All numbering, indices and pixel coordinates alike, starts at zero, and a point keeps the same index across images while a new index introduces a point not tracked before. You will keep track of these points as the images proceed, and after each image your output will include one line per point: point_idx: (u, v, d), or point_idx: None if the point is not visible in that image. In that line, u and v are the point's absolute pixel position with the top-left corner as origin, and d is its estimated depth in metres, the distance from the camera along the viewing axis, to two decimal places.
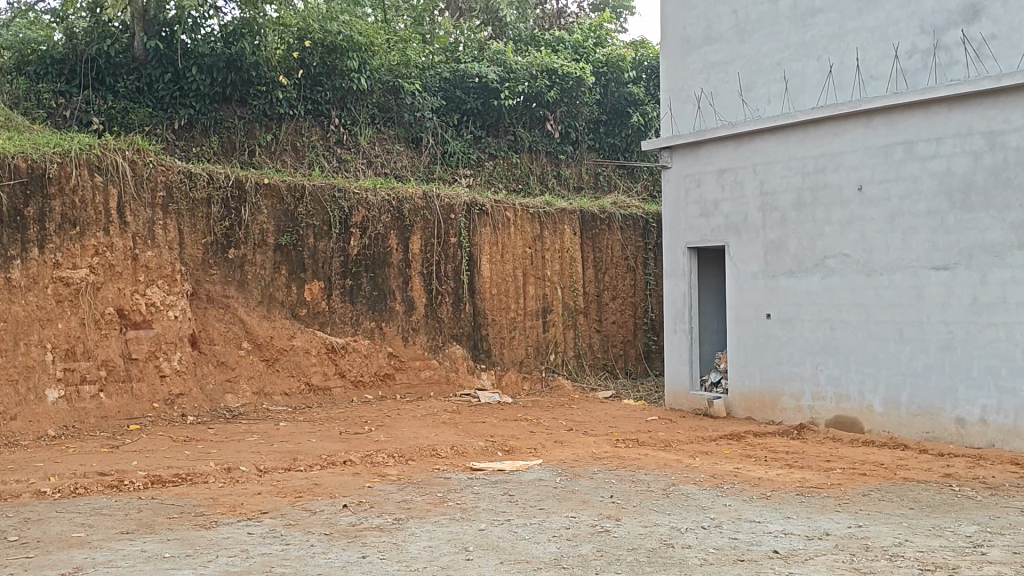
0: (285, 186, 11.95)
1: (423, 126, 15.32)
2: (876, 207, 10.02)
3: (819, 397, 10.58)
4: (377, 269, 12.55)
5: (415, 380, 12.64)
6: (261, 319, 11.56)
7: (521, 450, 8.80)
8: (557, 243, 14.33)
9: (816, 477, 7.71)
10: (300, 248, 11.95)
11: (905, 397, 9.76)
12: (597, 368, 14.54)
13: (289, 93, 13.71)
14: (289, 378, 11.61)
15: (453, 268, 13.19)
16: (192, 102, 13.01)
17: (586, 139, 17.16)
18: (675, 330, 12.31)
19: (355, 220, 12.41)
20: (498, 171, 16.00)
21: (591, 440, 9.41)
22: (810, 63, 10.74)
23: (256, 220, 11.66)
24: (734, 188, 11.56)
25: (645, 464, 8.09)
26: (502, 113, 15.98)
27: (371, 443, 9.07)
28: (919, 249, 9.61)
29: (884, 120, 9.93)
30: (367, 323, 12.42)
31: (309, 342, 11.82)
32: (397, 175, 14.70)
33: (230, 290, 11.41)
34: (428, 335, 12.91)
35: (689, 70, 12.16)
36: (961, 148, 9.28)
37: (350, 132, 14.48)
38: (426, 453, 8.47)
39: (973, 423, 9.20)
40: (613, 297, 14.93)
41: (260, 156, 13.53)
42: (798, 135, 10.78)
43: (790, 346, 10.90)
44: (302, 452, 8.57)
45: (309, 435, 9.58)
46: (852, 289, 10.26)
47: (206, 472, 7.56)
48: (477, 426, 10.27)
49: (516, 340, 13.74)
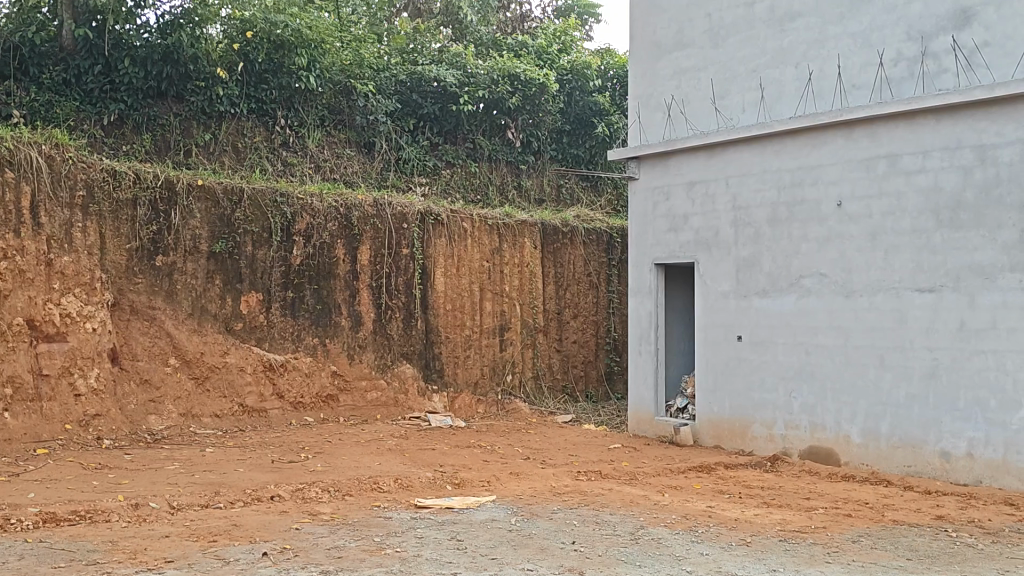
0: (220, 188, 11.02)
1: (376, 130, 14.44)
2: (857, 224, 9.39)
3: (792, 426, 9.89)
4: (322, 282, 11.65)
5: (361, 402, 11.74)
6: (190, 333, 10.62)
7: (473, 483, 7.93)
8: (516, 256, 13.54)
9: (797, 518, 6.93)
10: (237, 256, 11.03)
11: (885, 428, 9.09)
12: (556, 391, 13.75)
13: (231, 90, 12.79)
14: (221, 399, 10.67)
15: (405, 282, 12.32)
16: (124, 97, 12.10)
17: (548, 149, 16.46)
18: (640, 351, 11.58)
19: (298, 228, 11.52)
20: (456, 179, 15.17)
21: (549, 473, 8.57)
22: (788, 70, 10.12)
23: (188, 225, 10.73)
24: (705, 202, 10.88)
25: (608, 502, 7.28)
26: (460, 119, 15.20)
27: (305, 474, 8.15)
28: (902, 270, 8.99)
29: (866, 132, 9.32)
30: (309, 339, 11.51)
31: (243, 359, 10.90)
32: (347, 181, 13.83)
33: (156, 301, 10.46)
34: (376, 353, 12.02)
35: (659, 76, 11.50)
36: (950, 163, 8.67)
37: (297, 134, 13.64)
38: (366, 487, 7.56)
39: (959, 458, 8.53)
40: (575, 315, 14.17)
41: (197, 156, 12.61)
42: (774, 147, 10.13)
43: (762, 370, 10.21)
44: (226, 485, 7.63)
45: (237, 463, 8.64)
46: (829, 311, 9.60)
47: (109, 508, 6.61)
48: (425, 454, 9.40)
49: (470, 360, 12.88)
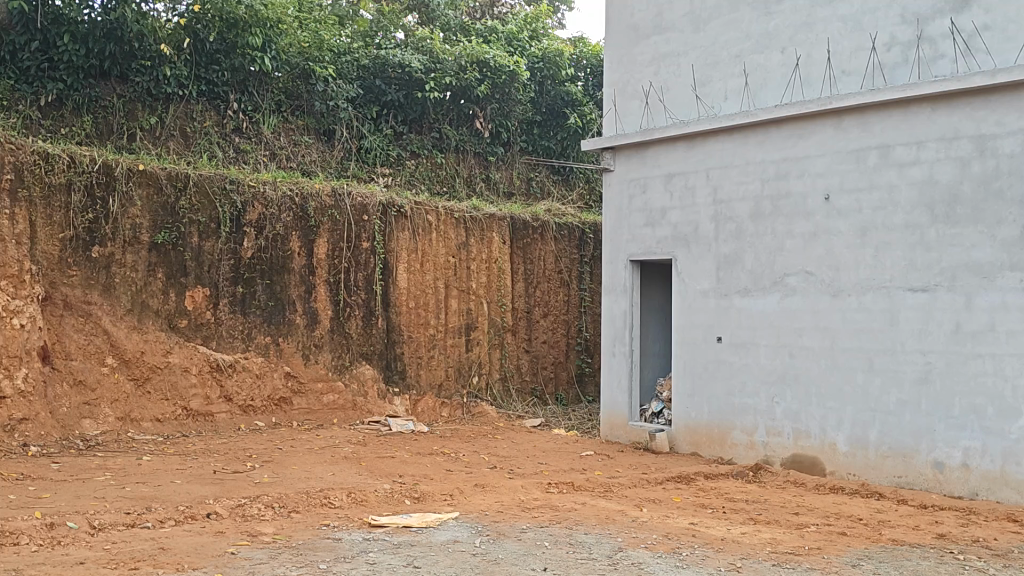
0: (164, 174, 10.23)
1: (337, 116, 13.69)
2: (845, 219, 8.83)
3: (775, 433, 9.31)
4: (275, 276, 10.88)
5: (316, 405, 11.00)
6: (129, 331, 9.84)
7: (434, 497, 7.22)
8: (484, 252, 12.85)
9: (788, 537, 6.32)
10: (182, 248, 10.25)
11: (874, 436, 8.54)
12: (525, 393, 13.10)
13: (179, 70, 11.99)
14: (162, 402, 9.90)
15: (365, 277, 11.58)
16: (63, 76, 11.26)
17: (518, 140, 15.83)
18: (613, 353, 10.96)
19: (249, 218, 10.76)
20: (421, 171, 14.45)
21: (517, 484, 7.89)
22: (774, 55, 9.56)
23: (128, 214, 9.93)
24: (683, 195, 10.28)
25: (582, 518, 6.62)
26: (426, 107, 14.49)
27: (249, 486, 7.42)
28: (894, 268, 8.44)
29: (857, 120, 8.77)
30: (261, 337, 10.75)
31: (187, 359, 10.13)
32: (304, 171, 13.08)
33: (92, 296, 9.67)
34: (334, 353, 11.28)
35: (637, 62, 10.90)
36: (945, 154, 8.14)
37: (250, 119, 12.85)
38: (315, 503, 6.82)
39: (954, 468, 7.98)
40: (545, 314, 13.52)
41: (142, 142, 11.81)
42: (758, 137, 9.56)
43: (742, 374, 9.62)
44: (159, 500, 6.87)
45: (174, 474, 7.87)
46: (814, 312, 9.03)
47: (20, 529, 5.81)
48: (382, 463, 8.70)
49: (434, 361, 12.18)
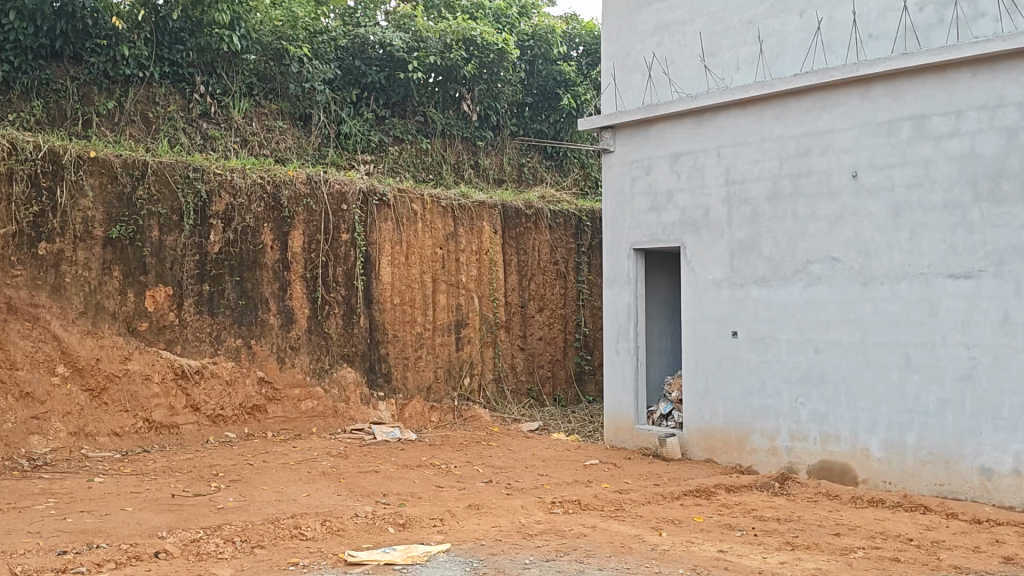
0: (119, 161, 9.27)
1: (313, 99, 12.70)
2: (875, 199, 7.93)
3: (799, 437, 8.43)
4: (245, 272, 9.93)
5: (293, 413, 10.10)
6: (83, 336, 8.90)
7: (422, 523, 6.29)
8: (474, 243, 11.92)
9: (835, 568, 5.44)
10: (139, 243, 9.30)
11: (911, 440, 7.64)
12: (520, 394, 12.21)
13: (139, 49, 11.05)
14: (121, 414, 8.99)
15: (345, 272, 10.65)
16: (9, 57, 10.25)
17: (508, 124, 14.92)
18: (617, 350, 10.06)
19: (215, 210, 9.80)
20: (405, 157, 13.52)
21: (517, 504, 6.96)
22: (791, 20, 8.65)
23: (78, 205, 8.96)
24: (692, 176, 9.37)
25: (594, 548, 5.71)
26: (410, 89, 13.54)
27: (210, 513, 6.49)
28: (932, 253, 7.55)
29: (887, 89, 7.87)
30: (231, 340, 9.81)
31: (149, 366, 9.20)
32: (278, 158, 12.14)
33: (40, 298, 8.70)
34: (312, 355, 10.35)
35: (638, 32, 9.98)
36: (989, 124, 7.25)
37: (219, 103, 11.87)
38: (283, 535, 5.89)
39: (1003, 476, 7.09)
40: (541, 308, 12.61)
41: (99, 128, 10.84)
42: (775, 111, 8.66)
43: (762, 372, 8.73)
44: (103, 534, 5.94)
45: (127, 500, 6.93)
46: (842, 302, 8.14)
47: None
48: (364, 479, 7.78)
49: (423, 362, 11.26)
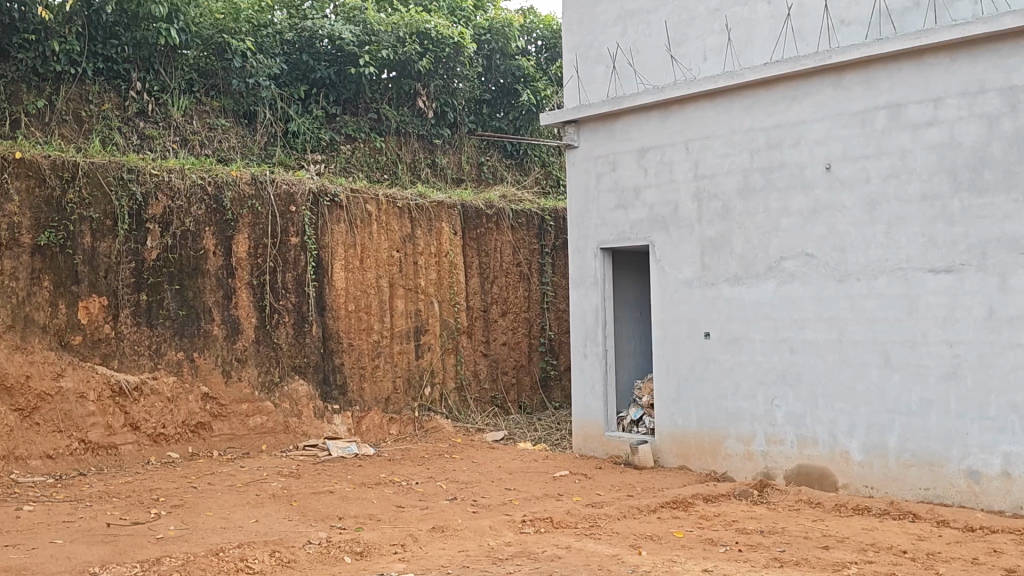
0: (47, 162, 8.62)
1: (258, 96, 12.11)
2: (851, 191, 7.59)
3: (775, 441, 8.06)
4: (186, 280, 9.34)
5: (240, 430, 9.52)
6: (10, 351, 8.25)
7: (381, 550, 5.78)
8: (432, 245, 11.42)
9: None
10: (71, 251, 8.67)
11: (893, 443, 7.30)
12: (483, 403, 11.73)
13: (70, 45, 10.39)
14: (54, 435, 8.38)
15: (295, 278, 10.09)
16: None
17: (465, 121, 14.45)
18: (584, 354, 9.63)
19: (152, 214, 9.19)
20: (358, 156, 12.98)
21: (484, 524, 6.48)
22: (760, 6, 8.29)
23: (2, 211, 8.31)
24: (659, 171, 8.97)
25: (570, 572, 5.25)
26: (361, 85, 13.02)
27: (147, 545, 5.91)
28: (911, 247, 7.22)
29: (861, 77, 7.53)
30: (172, 353, 9.20)
31: (84, 383, 8.59)
32: (221, 158, 11.55)
33: None
34: (260, 368, 9.77)
35: (600, 22, 9.57)
36: (969, 111, 6.93)
37: (157, 101, 11.25)
38: (228, 568, 5.33)
39: (991, 478, 6.77)
40: (503, 312, 12.14)
41: (27, 128, 10.17)
42: (745, 102, 8.30)
43: (736, 374, 8.35)
44: (27, 573, 5.34)
45: (57, 531, 6.33)
46: (818, 300, 7.79)
47: None
48: (318, 501, 7.25)
49: (380, 371, 10.74)
